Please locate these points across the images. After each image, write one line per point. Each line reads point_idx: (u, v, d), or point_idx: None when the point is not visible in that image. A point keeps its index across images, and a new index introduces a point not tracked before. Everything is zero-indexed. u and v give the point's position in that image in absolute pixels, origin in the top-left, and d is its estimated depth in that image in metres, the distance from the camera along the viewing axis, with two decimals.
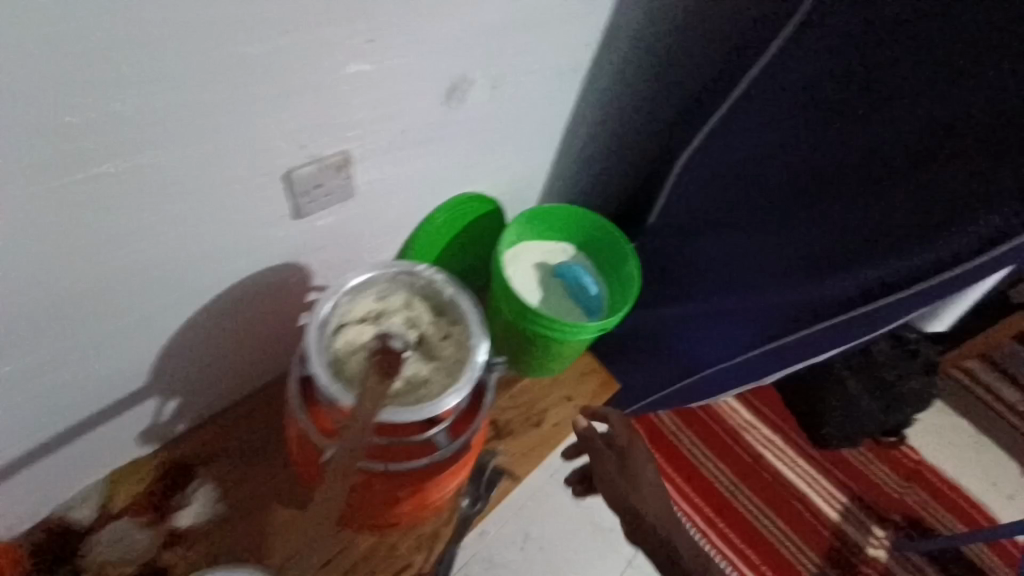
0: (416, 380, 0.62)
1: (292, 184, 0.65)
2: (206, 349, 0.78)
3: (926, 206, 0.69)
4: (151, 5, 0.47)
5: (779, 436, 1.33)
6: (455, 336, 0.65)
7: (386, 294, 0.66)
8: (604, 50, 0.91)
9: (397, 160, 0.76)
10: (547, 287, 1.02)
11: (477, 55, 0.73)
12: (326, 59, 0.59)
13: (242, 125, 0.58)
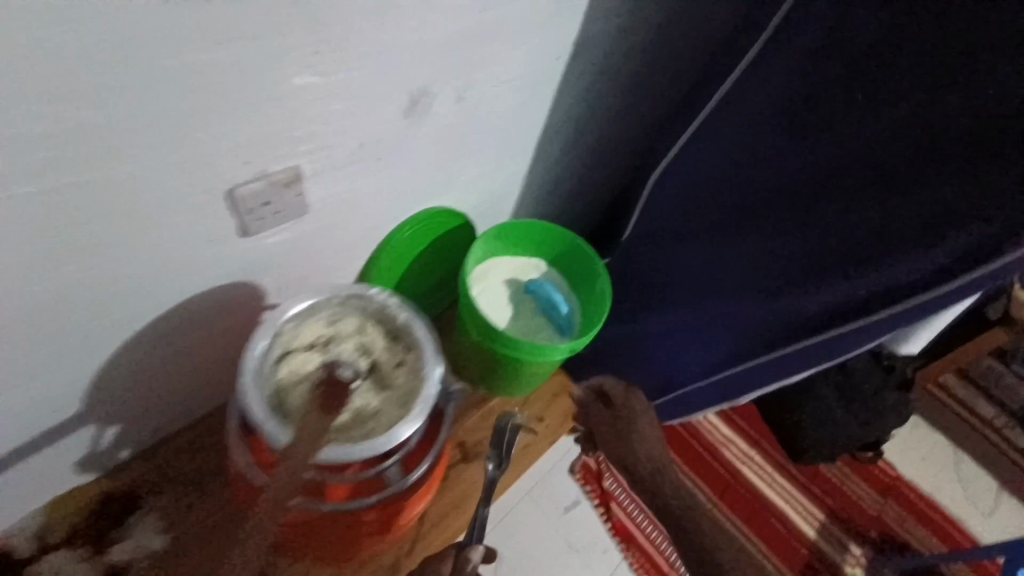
0: (364, 411, 0.58)
1: (235, 203, 0.61)
2: (148, 374, 0.74)
3: (905, 228, 0.67)
4: (58, 16, 0.42)
5: (757, 452, 1.31)
6: (410, 364, 0.61)
7: (337, 319, 0.62)
8: (576, 62, 0.88)
9: (352, 175, 0.72)
10: (517, 305, 1.00)
11: (438, 66, 0.69)
12: (269, 72, 0.55)
13: (175, 145, 0.54)
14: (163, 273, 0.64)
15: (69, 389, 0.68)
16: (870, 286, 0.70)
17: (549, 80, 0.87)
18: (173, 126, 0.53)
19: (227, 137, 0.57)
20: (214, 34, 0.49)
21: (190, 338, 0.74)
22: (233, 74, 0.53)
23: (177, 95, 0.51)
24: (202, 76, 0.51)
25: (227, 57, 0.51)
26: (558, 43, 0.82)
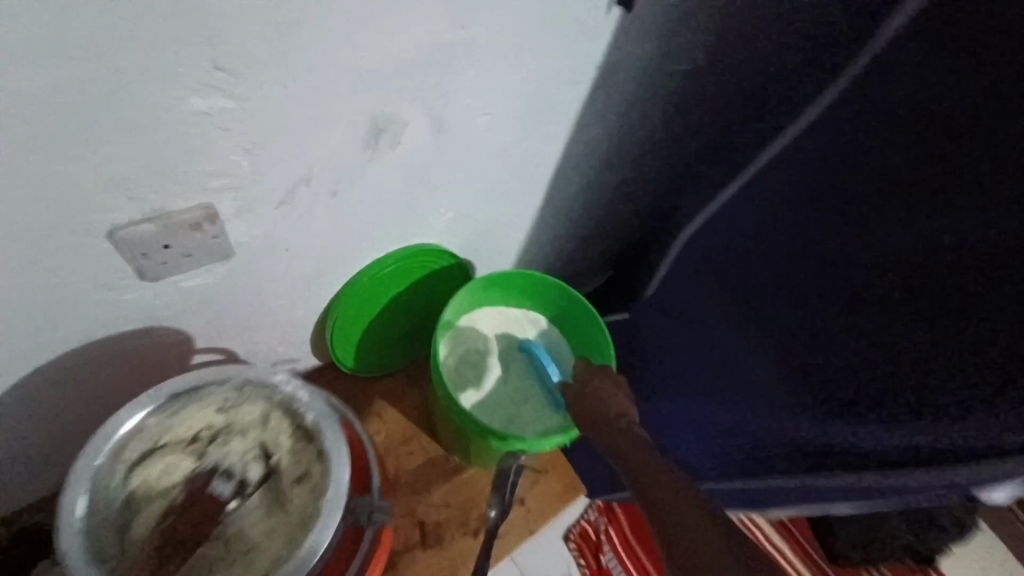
0: (243, 535, 0.51)
1: (124, 245, 0.49)
2: (45, 426, 0.63)
3: (1001, 364, 0.46)
4: None
5: (801, 560, 0.99)
6: (310, 482, 0.51)
7: (237, 404, 0.53)
8: (580, 82, 0.71)
9: (291, 214, 0.58)
10: (506, 364, 0.86)
11: (401, 86, 0.54)
12: (156, 91, 0.42)
13: (29, 172, 0.43)
14: (40, 320, 0.53)
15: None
16: (960, 429, 0.49)
17: (556, 108, 0.72)
18: (21, 150, 0.41)
19: (104, 166, 0.45)
20: (57, 41, 0.37)
21: (90, 389, 0.62)
22: (98, 91, 0.41)
23: (18, 112, 0.39)
24: (53, 92, 0.39)
25: (86, 71, 0.39)
26: (566, 64, 0.67)
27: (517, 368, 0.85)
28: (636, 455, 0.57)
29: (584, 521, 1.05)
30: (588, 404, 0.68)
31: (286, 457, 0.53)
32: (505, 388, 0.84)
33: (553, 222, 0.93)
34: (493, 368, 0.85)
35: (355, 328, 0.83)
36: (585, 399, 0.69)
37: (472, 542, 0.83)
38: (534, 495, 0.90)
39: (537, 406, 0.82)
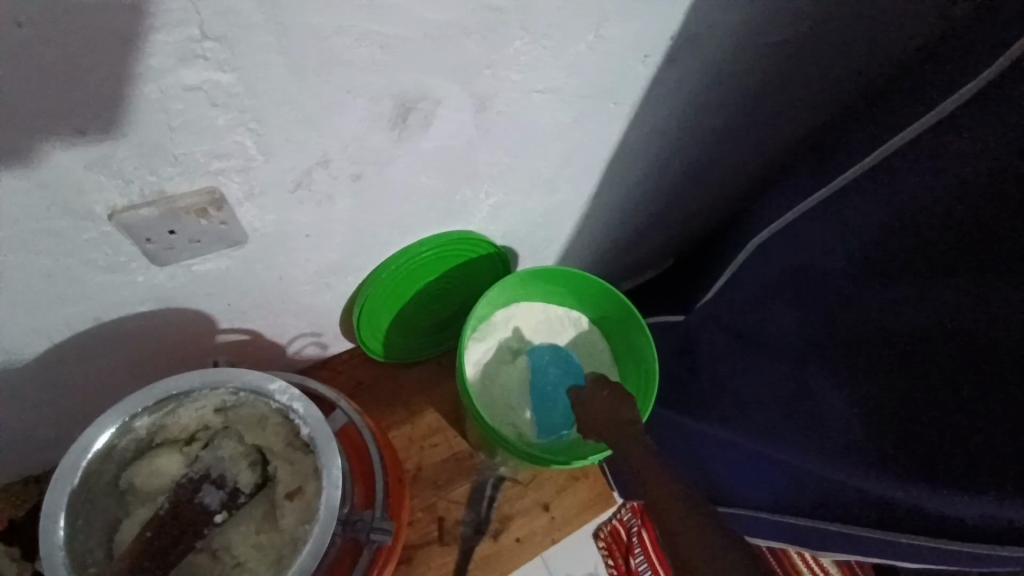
0: (235, 546, 0.51)
1: (127, 228, 0.47)
2: (53, 402, 0.62)
3: None
4: None
5: None
6: (305, 496, 0.51)
7: (233, 405, 0.53)
8: (649, 59, 0.62)
9: (310, 199, 0.55)
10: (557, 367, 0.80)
11: (437, 63, 0.48)
12: (144, 59, 0.37)
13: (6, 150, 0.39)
14: (49, 297, 0.51)
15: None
16: None
17: (614, 88, 0.63)
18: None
19: (90, 142, 0.41)
20: (16, 8, 0.32)
21: (113, 360, 0.61)
22: (74, 56, 0.35)
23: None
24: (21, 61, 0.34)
25: (56, 33, 0.34)
26: (627, 37, 0.58)
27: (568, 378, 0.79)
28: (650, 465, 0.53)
29: (616, 520, 0.96)
30: (599, 408, 0.62)
31: (281, 468, 0.53)
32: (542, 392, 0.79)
33: (601, 210, 0.86)
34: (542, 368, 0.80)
35: (384, 314, 0.79)
36: (595, 403, 0.63)
37: (489, 544, 0.81)
38: (561, 502, 0.85)
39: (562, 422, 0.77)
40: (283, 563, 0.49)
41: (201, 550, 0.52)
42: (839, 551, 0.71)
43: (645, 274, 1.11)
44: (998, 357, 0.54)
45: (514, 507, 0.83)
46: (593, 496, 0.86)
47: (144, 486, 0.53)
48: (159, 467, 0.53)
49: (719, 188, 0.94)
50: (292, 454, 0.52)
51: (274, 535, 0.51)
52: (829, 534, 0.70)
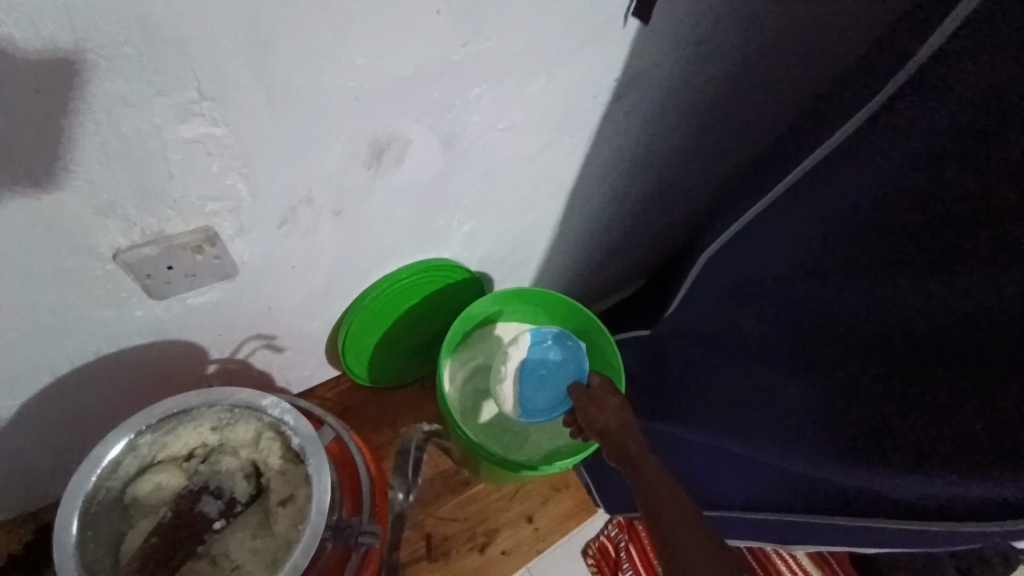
0: (230, 553, 0.55)
1: (129, 267, 0.52)
2: (60, 431, 0.66)
3: None
4: None
5: None
6: (296, 503, 0.55)
7: (230, 423, 0.57)
8: (597, 98, 0.70)
9: (297, 232, 0.61)
10: (556, 351, 0.87)
11: (402, 109, 0.55)
12: (141, 115, 0.43)
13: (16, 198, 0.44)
14: (52, 334, 0.55)
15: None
16: None
17: (567, 123, 0.71)
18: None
19: (94, 190, 0.46)
20: (37, 79, 0.38)
21: (116, 391, 0.66)
22: (72, 113, 0.41)
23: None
24: (27, 119, 0.40)
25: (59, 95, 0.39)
26: (574, 79, 0.65)
27: (563, 364, 0.86)
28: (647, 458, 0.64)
29: (604, 535, 0.90)
30: (597, 416, 0.71)
31: (273, 477, 0.57)
32: (534, 373, 0.87)
33: (569, 233, 0.92)
34: (541, 350, 0.88)
35: (368, 340, 0.84)
36: (593, 409, 0.72)
37: (478, 558, 0.84)
38: (544, 514, 0.88)
39: (542, 404, 0.85)
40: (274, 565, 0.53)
41: (200, 556, 0.55)
42: (817, 546, 0.73)
43: (618, 293, 1.17)
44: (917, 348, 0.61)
45: (499, 520, 0.86)
46: (575, 507, 0.90)
47: (147, 500, 0.56)
48: (161, 482, 0.57)
49: (678, 208, 1.02)
50: (283, 465, 0.56)
51: (266, 540, 0.55)
52: (801, 528, 0.73)
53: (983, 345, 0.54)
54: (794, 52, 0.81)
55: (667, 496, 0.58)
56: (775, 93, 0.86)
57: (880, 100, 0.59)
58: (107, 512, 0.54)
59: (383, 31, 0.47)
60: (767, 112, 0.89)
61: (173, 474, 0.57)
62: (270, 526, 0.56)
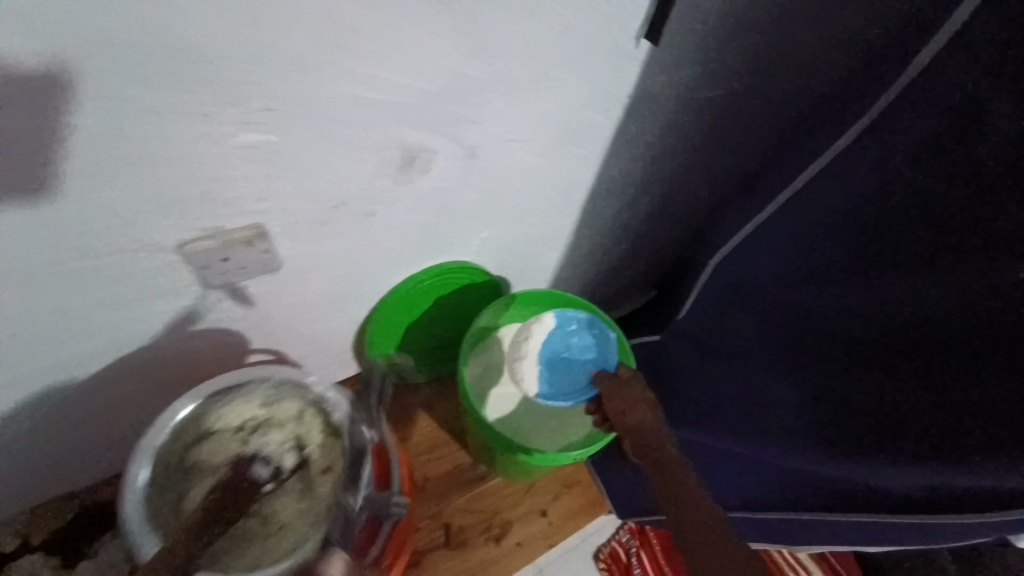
0: (276, 519, 0.59)
1: (189, 259, 0.58)
2: (121, 409, 0.73)
3: None
4: None
5: None
6: (337, 470, 0.61)
7: (276, 401, 0.63)
8: (608, 114, 0.75)
9: (334, 233, 0.66)
10: (579, 337, 0.87)
11: (432, 124, 0.60)
12: (162, 128, 0.47)
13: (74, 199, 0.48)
14: (108, 324, 0.61)
15: (21, 431, 0.67)
16: None
17: (580, 137, 0.76)
18: (58, 182, 0.46)
19: (166, 192, 0.51)
20: (126, 93, 0.43)
21: (169, 373, 0.73)
22: (150, 125, 0.46)
23: (42, 148, 0.44)
24: (101, 132, 0.45)
25: (100, 111, 0.43)
26: (585, 96, 0.70)
27: (586, 350, 0.86)
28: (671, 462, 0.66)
29: (615, 540, 0.93)
30: (622, 408, 0.73)
31: (315, 449, 0.63)
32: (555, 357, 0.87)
33: (582, 240, 0.97)
34: (563, 336, 0.88)
35: (391, 337, 0.89)
36: (619, 401, 0.74)
37: (492, 549, 0.87)
38: (556, 509, 0.92)
39: (563, 388, 0.85)
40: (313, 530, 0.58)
41: (253, 517, 0.59)
42: (820, 548, 0.76)
43: (629, 302, 1.21)
44: None
45: (513, 514, 0.90)
46: (585, 506, 0.93)
47: (199, 467, 0.61)
48: (211, 450, 0.61)
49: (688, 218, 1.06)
50: (324, 438, 0.63)
51: (306, 506, 0.60)
52: (805, 528, 0.75)
53: (978, 350, 0.56)
54: None
55: (690, 508, 0.62)
56: None
57: (867, 117, 0.62)
58: (171, 474, 0.60)
59: (407, 54, 0.51)
60: None
61: (221, 444, 0.62)
62: (313, 492, 0.61)
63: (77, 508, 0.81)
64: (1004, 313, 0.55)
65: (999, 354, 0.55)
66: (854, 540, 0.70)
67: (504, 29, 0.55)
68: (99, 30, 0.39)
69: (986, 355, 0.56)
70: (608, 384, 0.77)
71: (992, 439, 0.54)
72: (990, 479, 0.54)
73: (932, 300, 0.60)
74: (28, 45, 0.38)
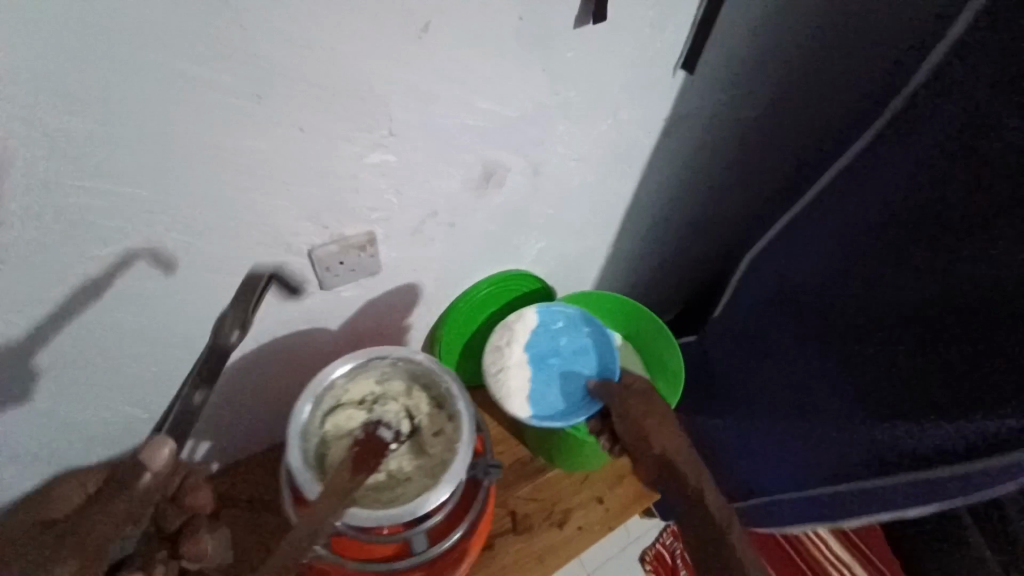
0: (398, 473, 0.61)
1: (316, 262, 0.67)
2: (232, 401, 0.83)
3: None
4: (191, 118, 0.50)
5: None
6: (446, 435, 0.63)
7: (388, 377, 0.66)
8: (651, 134, 0.87)
9: (424, 240, 0.76)
10: (565, 337, 0.95)
11: (510, 146, 0.72)
12: (152, 128, 0.49)
13: (237, 209, 0.58)
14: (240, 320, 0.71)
15: (154, 416, 0.76)
16: None
17: (627, 155, 0.87)
18: (232, 192, 0.57)
19: (308, 202, 0.61)
20: (299, 118, 0.54)
21: (277, 369, 0.82)
22: (312, 143, 0.57)
23: (229, 162, 0.54)
24: (272, 148, 0.55)
25: (106, 105, 0.47)
26: (632, 119, 0.82)
27: (573, 350, 0.94)
28: (705, 486, 0.78)
29: None
30: (648, 427, 0.80)
31: (424, 419, 0.64)
32: (546, 360, 0.93)
33: (626, 250, 1.07)
34: (549, 337, 0.95)
35: (459, 339, 0.99)
36: (639, 420, 0.80)
37: (557, 533, 0.93)
38: (614, 496, 0.98)
39: (560, 393, 0.91)
40: (434, 483, 0.59)
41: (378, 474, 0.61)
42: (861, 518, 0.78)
43: (659, 316, 1.30)
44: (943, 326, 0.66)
45: (573, 502, 0.97)
46: (639, 497, 0.99)
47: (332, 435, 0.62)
48: (342, 420, 0.62)
49: (721, 232, 1.15)
50: (433, 407, 0.65)
51: (424, 463, 0.62)
52: (848, 499, 0.78)
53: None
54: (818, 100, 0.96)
55: (724, 523, 0.77)
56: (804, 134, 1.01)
57: (884, 117, 0.71)
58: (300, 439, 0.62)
59: (502, 86, 0.64)
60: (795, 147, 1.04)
61: (352, 414, 0.63)
62: (427, 454, 0.62)
63: None
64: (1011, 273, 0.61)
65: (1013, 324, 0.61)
66: (892, 504, 0.73)
67: (572, 65, 0.68)
68: (210, 48, 0.47)
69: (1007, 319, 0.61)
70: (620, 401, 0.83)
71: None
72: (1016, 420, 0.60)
73: (958, 272, 0.65)
74: (167, 60, 0.46)
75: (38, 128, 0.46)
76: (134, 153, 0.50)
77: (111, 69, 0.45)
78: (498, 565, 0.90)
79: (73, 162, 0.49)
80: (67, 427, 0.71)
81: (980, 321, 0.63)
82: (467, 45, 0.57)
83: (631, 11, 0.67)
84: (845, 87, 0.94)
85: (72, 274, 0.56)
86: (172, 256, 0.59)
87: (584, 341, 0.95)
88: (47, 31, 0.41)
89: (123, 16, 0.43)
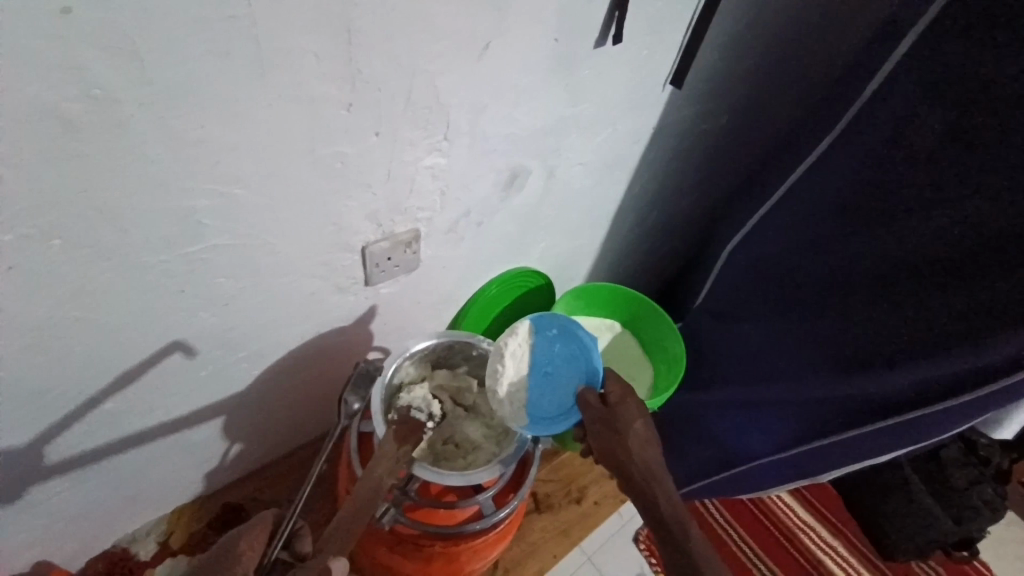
0: (467, 444, 0.79)
1: (368, 258, 0.74)
2: (266, 402, 0.85)
3: (971, 316, 0.67)
4: (280, 124, 0.56)
5: (841, 542, 1.12)
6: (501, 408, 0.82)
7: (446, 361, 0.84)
8: (641, 142, 0.97)
9: (455, 239, 0.83)
10: (562, 344, 0.81)
11: (531, 153, 0.81)
12: (205, 122, 0.52)
13: (315, 208, 0.65)
14: (290, 318, 0.75)
15: (195, 418, 0.79)
16: (959, 354, 0.68)
17: (621, 162, 0.98)
18: (309, 193, 0.63)
19: (371, 200, 0.68)
20: (379, 126, 0.62)
21: (314, 367, 0.86)
22: (385, 147, 0.64)
23: (314, 164, 0.61)
24: (350, 151, 0.62)
25: (150, 109, 0.48)
26: (629, 129, 0.92)
27: (571, 359, 0.80)
28: (670, 498, 0.67)
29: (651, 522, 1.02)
30: (613, 443, 0.69)
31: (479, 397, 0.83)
32: (541, 372, 0.80)
33: (617, 249, 1.18)
34: (546, 345, 0.81)
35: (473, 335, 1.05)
36: (606, 433, 0.71)
37: (577, 509, 1.02)
38: None
39: (557, 409, 0.77)
40: (501, 448, 0.79)
41: (449, 443, 0.79)
42: (834, 468, 0.83)
43: None
44: (897, 288, 0.74)
45: (588, 480, 1.05)
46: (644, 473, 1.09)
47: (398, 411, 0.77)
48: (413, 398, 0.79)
49: (696, 228, 1.28)
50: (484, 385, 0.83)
51: (488, 433, 0.81)
52: (822, 451, 0.82)
53: (969, 270, 0.67)
54: (778, 108, 1.10)
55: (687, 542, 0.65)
56: (767, 139, 1.15)
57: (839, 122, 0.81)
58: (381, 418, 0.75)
59: (532, 97, 0.73)
60: (759, 151, 1.17)
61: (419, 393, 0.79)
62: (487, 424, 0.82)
63: (213, 512, 0.92)
64: (955, 244, 0.68)
65: (961, 295, 0.68)
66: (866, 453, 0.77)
67: (586, 79, 0.77)
68: (303, 64, 0.52)
69: (953, 290, 0.69)
70: (592, 415, 0.72)
71: (977, 339, 0.67)
72: (963, 361, 0.68)
73: (909, 251, 0.72)
74: (266, 75, 0.51)
75: (149, 134, 0.50)
76: (231, 157, 0.55)
77: (167, 74, 0.47)
78: (526, 542, 0.97)
79: (171, 165, 0.53)
80: (116, 437, 0.72)
81: (928, 289, 0.71)
82: (504, 58, 0.65)
83: (634, 34, 0.77)
84: (801, 98, 1.08)
85: (152, 276, 0.59)
86: (245, 254, 0.64)
87: (580, 351, 0.80)
88: (128, 36, 0.44)
89: (224, 28, 0.47)
